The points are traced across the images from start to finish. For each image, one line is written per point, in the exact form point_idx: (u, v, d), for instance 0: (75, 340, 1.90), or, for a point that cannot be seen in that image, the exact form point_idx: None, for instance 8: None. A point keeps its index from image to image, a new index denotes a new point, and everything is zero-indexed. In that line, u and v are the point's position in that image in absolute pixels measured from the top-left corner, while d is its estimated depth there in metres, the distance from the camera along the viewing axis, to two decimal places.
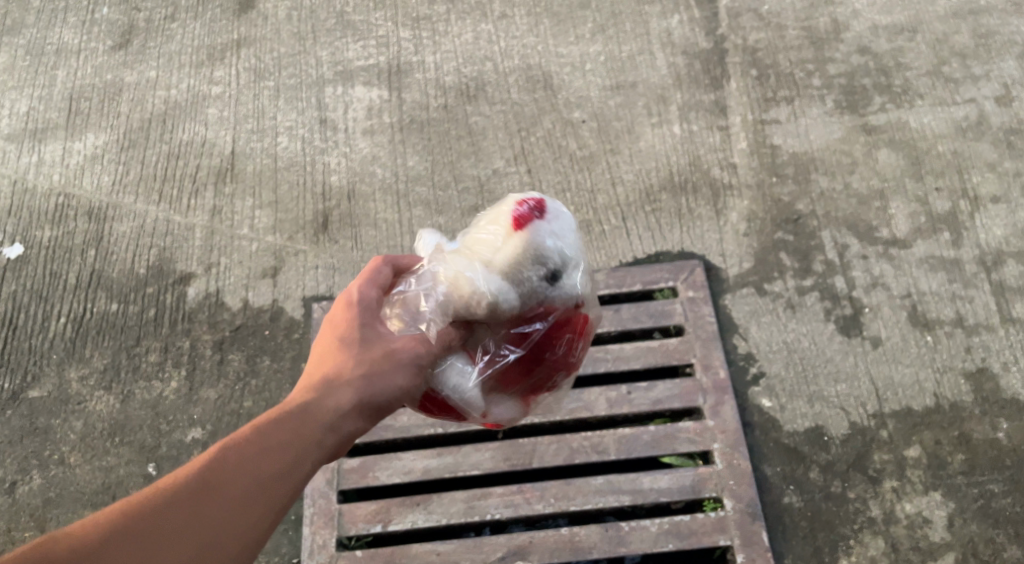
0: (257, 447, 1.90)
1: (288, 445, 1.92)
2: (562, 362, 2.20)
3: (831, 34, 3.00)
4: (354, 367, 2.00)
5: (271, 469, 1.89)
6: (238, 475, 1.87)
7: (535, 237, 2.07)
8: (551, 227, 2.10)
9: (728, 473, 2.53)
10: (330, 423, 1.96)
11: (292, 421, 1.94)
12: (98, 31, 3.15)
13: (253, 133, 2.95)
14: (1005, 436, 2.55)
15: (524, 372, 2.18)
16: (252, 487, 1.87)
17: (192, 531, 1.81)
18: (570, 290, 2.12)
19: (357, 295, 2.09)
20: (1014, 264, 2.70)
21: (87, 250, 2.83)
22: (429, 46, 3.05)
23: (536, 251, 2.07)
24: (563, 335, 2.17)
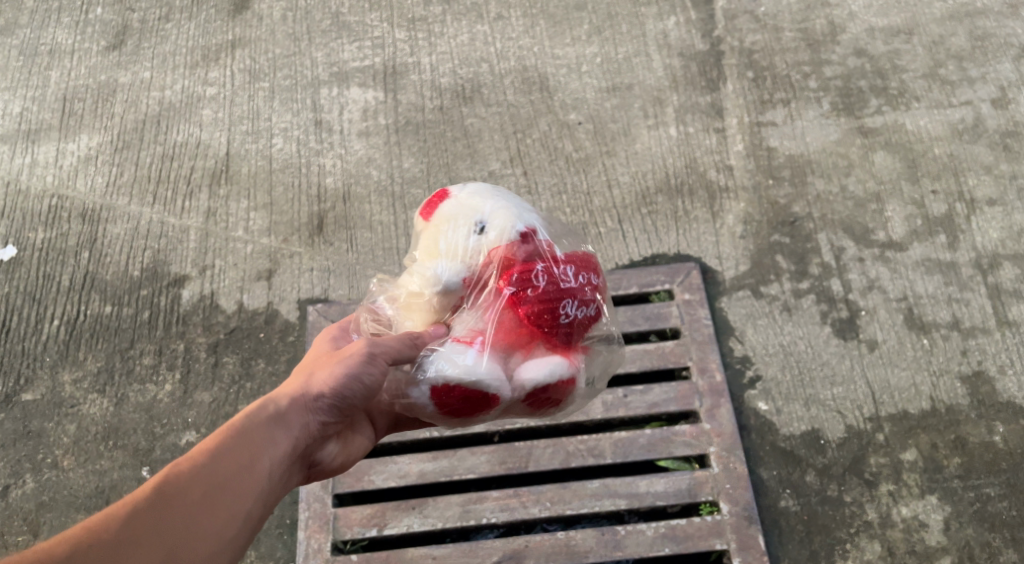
0: (208, 450, 1.90)
1: (237, 443, 1.92)
2: (553, 295, 2.02)
3: (827, 36, 3.00)
4: (302, 374, 2.04)
5: (224, 468, 1.89)
6: (191, 477, 1.86)
7: (442, 215, 2.09)
8: (458, 199, 2.10)
9: (724, 477, 2.52)
10: (282, 421, 1.97)
11: (241, 423, 1.95)
12: (92, 31, 3.13)
13: (248, 134, 2.94)
14: (1001, 440, 2.54)
15: (530, 326, 2.01)
16: (206, 487, 1.86)
17: (150, 535, 1.79)
18: (500, 231, 2.05)
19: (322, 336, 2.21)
20: (1010, 267, 2.69)
21: (81, 252, 2.81)
22: (425, 47, 3.04)
23: (448, 221, 2.07)
24: (532, 269, 2.03)
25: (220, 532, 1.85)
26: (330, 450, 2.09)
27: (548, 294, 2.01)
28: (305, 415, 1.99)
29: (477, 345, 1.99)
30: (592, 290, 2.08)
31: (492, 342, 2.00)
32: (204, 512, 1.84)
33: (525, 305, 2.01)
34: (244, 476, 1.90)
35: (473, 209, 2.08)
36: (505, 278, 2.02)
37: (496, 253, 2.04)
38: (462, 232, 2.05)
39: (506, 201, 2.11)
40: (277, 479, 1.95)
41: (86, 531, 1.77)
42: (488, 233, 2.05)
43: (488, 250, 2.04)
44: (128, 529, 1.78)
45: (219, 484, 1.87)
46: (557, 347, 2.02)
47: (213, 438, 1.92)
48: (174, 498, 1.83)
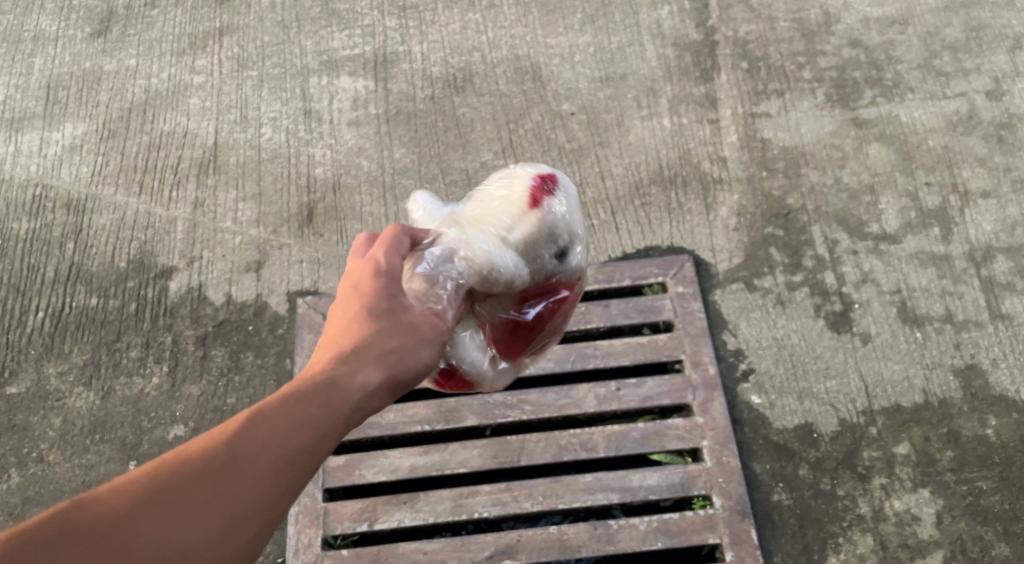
0: (287, 424, 1.79)
1: (314, 421, 1.81)
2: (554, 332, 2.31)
3: (822, 27, 2.98)
4: (379, 343, 1.91)
5: (300, 445, 1.79)
6: (265, 451, 1.76)
7: (547, 211, 2.17)
8: (562, 203, 2.21)
9: (717, 471, 2.50)
10: (360, 401, 1.87)
11: (323, 399, 1.83)
12: (77, 17, 3.08)
13: (237, 124, 2.90)
14: (993, 433, 2.53)
15: (523, 344, 2.26)
16: (281, 463, 1.77)
17: (223, 513, 1.71)
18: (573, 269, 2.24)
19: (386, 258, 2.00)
20: (1004, 260, 2.68)
21: (66, 243, 2.77)
22: (416, 35, 3.00)
23: (551, 228, 2.17)
24: (564, 307, 2.26)
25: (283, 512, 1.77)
26: None
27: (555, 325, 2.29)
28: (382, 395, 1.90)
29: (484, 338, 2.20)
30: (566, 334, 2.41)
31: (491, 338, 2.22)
32: (275, 489, 1.76)
33: (534, 328, 2.24)
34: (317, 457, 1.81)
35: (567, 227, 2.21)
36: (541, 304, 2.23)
37: (558, 279, 2.22)
38: (552, 248, 2.18)
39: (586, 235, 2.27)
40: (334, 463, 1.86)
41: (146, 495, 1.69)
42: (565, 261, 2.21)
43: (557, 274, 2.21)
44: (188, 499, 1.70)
45: (294, 463, 1.78)
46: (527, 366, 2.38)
47: (291, 410, 1.80)
48: (254, 475, 1.74)
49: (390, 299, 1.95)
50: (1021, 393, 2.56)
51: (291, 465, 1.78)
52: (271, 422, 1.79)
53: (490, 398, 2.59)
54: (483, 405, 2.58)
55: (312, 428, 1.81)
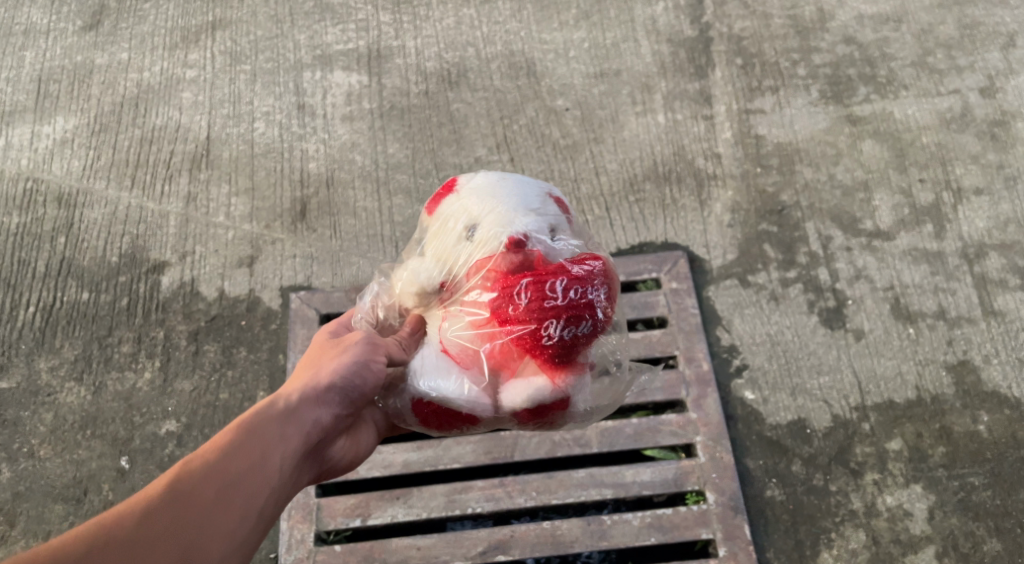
0: (221, 448, 1.89)
1: (250, 440, 1.91)
2: (536, 314, 2.00)
3: (816, 24, 2.98)
4: (310, 368, 2.06)
5: (239, 466, 1.88)
6: (205, 477, 1.85)
7: (442, 212, 2.13)
8: (455, 199, 2.12)
9: (711, 467, 2.50)
10: (292, 417, 1.97)
11: (253, 422, 1.94)
12: (68, 10, 3.06)
13: (230, 118, 2.88)
14: (985, 429, 2.54)
15: (517, 346, 2.02)
16: (220, 486, 1.85)
17: (175, 537, 1.78)
18: (485, 242, 2.06)
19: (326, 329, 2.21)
20: (996, 257, 2.69)
21: (57, 237, 2.75)
22: (410, 30, 2.99)
23: (447, 226, 2.10)
24: (520, 285, 2.02)
25: (237, 533, 1.84)
26: (341, 446, 2.10)
27: (530, 313, 2.00)
28: (317, 410, 2.00)
29: (458, 364, 2.06)
30: (596, 310, 2.03)
31: (475, 363, 2.05)
32: (221, 510, 1.84)
33: (510, 323, 2.02)
34: (258, 475, 1.89)
35: (469, 211, 2.09)
36: (490, 295, 2.03)
37: (478, 264, 2.05)
38: (455, 238, 2.08)
39: (511, 204, 2.09)
40: (286, 478, 1.93)
41: (102, 533, 1.75)
42: (474, 244, 2.07)
43: (472, 260, 2.06)
44: (135, 536, 1.76)
45: (236, 484, 1.87)
46: (562, 368, 2.02)
47: (224, 438, 1.91)
48: (197, 497, 1.83)
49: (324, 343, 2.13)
50: (1013, 390, 2.57)
51: (234, 484, 1.87)
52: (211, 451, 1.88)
53: None
54: None
55: (246, 447, 1.90)
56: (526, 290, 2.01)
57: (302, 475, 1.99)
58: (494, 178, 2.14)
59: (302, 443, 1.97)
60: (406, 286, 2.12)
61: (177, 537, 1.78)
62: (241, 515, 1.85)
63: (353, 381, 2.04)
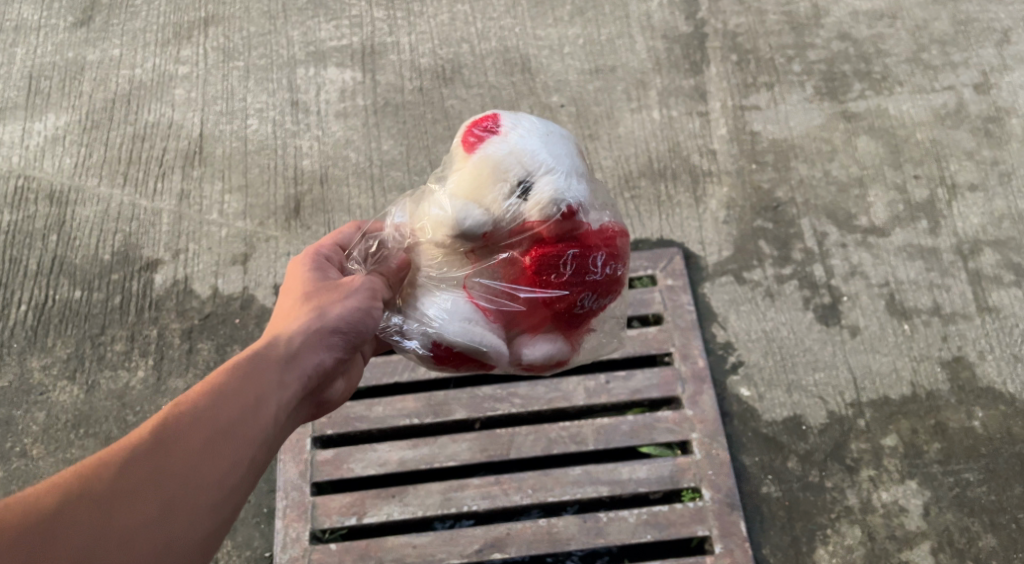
0: (213, 391, 1.83)
1: (245, 384, 1.85)
2: (577, 286, 1.99)
3: (811, 20, 2.97)
4: (306, 303, 1.99)
5: (233, 411, 1.82)
6: (196, 421, 1.79)
7: (487, 152, 1.99)
8: (501, 140, 2.00)
9: (707, 463, 2.50)
10: (290, 360, 1.91)
11: (250, 364, 1.88)
12: (59, 7, 3.04)
13: (223, 115, 2.86)
14: (980, 425, 2.54)
15: (549, 310, 2.02)
16: (214, 430, 1.79)
17: (163, 484, 1.73)
18: (542, 197, 1.97)
19: (304, 258, 2.11)
20: (991, 253, 2.69)
21: (49, 235, 2.73)
22: (404, 26, 2.97)
23: (498, 169, 1.97)
24: (567, 255, 1.98)
25: (229, 479, 1.78)
26: (336, 386, 2.09)
27: (571, 284, 1.99)
28: (317, 353, 1.95)
29: (485, 315, 2.02)
30: (621, 282, 2.07)
31: (501, 317, 2.03)
32: (214, 456, 1.78)
33: (548, 289, 2.00)
34: (253, 420, 1.84)
35: (522, 160, 1.98)
36: (533, 257, 1.99)
37: (529, 223, 1.98)
38: (506, 187, 1.97)
39: (562, 163, 2.01)
40: (281, 424, 1.89)
41: (88, 479, 1.70)
42: (529, 198, 1.97)
43: (524, 217, 1.97)
44: (121, 483, 1.71)
45: (229, 428, 1.81)
46: (579, 331, 2.07)
47: (216, 380, 1.84)
48: (187, 441, 1.77)
49: (315, 274, 2.05)
50: (1007, 386, 2.57)
51: (228, 429, 1.81)
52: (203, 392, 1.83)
53: (480, 391, 2.58)
54: (472, 399, 2.57)
55: (242, 390, 1.85)
56: (572, 261, 1.98)
57: (297, 417, 1.95)
58: (540, 127, 2.03)
59: (301, 387, 1.92)
60: (444, 227, 2.00)
61: (167, 485, 1.73)
62: (235, 463, 1.80)
63: (354, 324, 1.99)
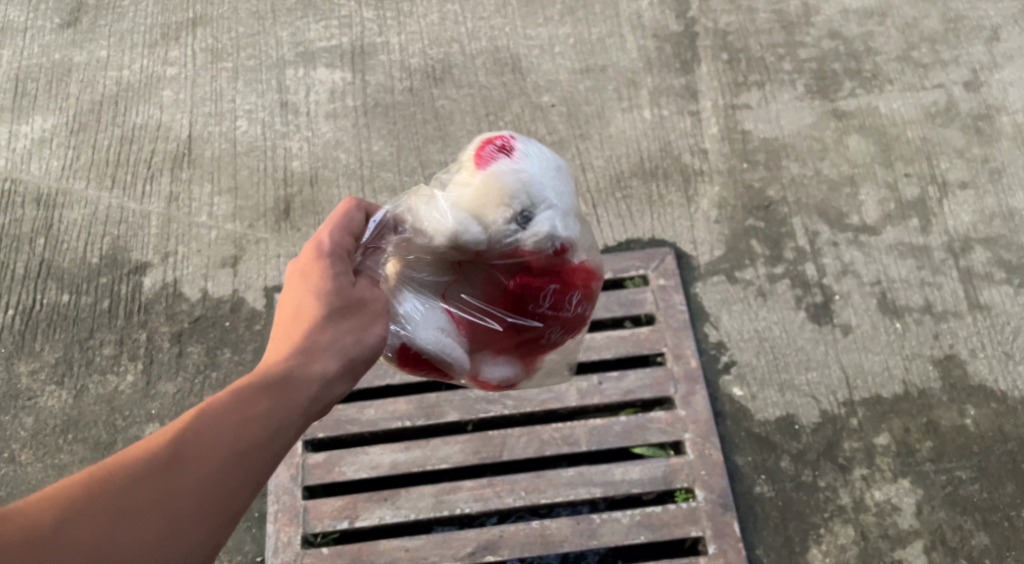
0: (236, 413, 1.77)
1: (268, 409, 1.80)
2: (550, 321, 2.02)
3: (801, 18, 2.97)
4: (330, 322, 1.90)
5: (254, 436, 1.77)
6: (215, 445, 1.73)
7: (494, 172, 1.92)
8: (512, 163, 1.93)
9: (700, 464, 2.49)
10: (313, 386, 1.86)
11: (278, 388, 1.82)
12: (45, 8, 3.01)
13: (211, 117, 2.84)
14: (972, 423, 2.54)
15: (516, 337, 2.04)
16: (236, 457, 1.74)
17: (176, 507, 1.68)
18: (541, 233, 1.92)
19: (323, 249, 1.96)
20: (982, 251, 2.69)
21: (36, 238, 2.71)
22: (394, 26, 2.96)
23: (503, 193, 1.91)
24: (548, 289, 1.99)
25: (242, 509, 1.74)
26: None
27: (545, 317, 2.01)
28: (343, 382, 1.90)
29: (456, 328, 2.02)
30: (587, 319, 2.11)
31: (470, 333, 2.03)
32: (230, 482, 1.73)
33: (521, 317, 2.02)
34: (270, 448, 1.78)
35: (528, 189, 1.92)
36: (517, 283, 1.98)
37: (522, 252, 1.94)
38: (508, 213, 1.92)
39: (564, 198, 1.97)
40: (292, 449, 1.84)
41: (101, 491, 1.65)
42: (527, 229, 1.92)
43: (519, 247, 1.93)
44: (132, 499, 1.65)
45: (251, 455, 1.75)
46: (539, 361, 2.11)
47: (238, 400, 1.78)
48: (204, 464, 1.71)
49: (337, 278, 1.93)
50: (999, 383, 2.57)
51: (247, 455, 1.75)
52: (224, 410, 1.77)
53: (472, 393, 2.57)
54: (464, 401, 2.56)
55: (269, 415, 1.79)
56: (552, 294, 2.00)
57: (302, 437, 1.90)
58: (552, 160, 1.98)
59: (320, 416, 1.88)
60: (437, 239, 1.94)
61: (182, 509, 1.68)
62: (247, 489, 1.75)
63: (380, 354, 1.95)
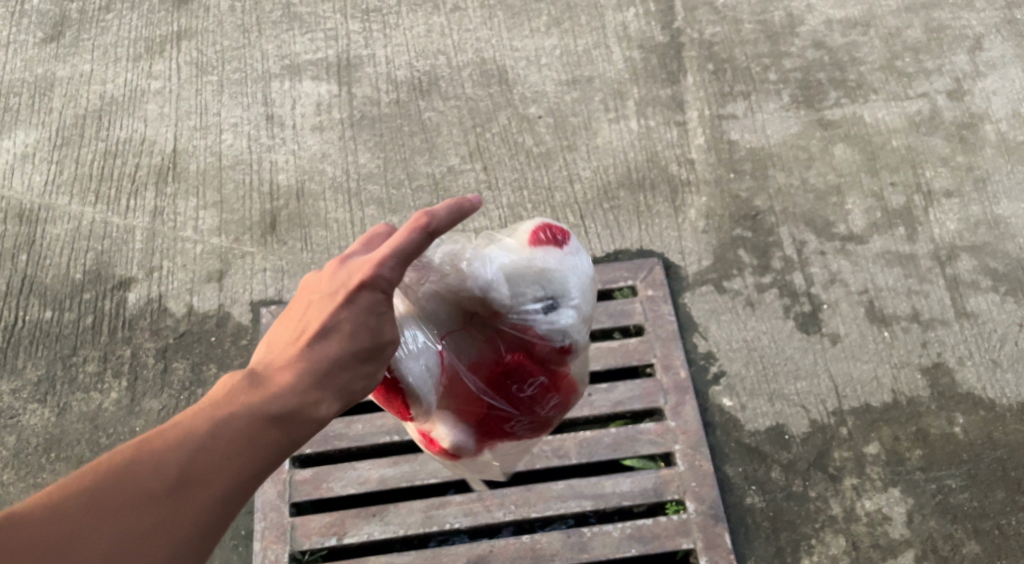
0: (235, 450, 1.70)
1: (267, 453, 1.72)
2: (523, 409, 2.08)
3: (786, 28, 2.98)
4: (348, 366, 1.79)
5: (246, 477, 1.70)
6: (208, 480, 1.67)
7: (543, 251, 1.99)
8: (557, 252, 2.00)
9: (690, 475, 2.48)
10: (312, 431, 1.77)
11: (282, 429, 1.73)
12: (28, 22, 2.99)
13: (197, 130, 2.82)
14: (961, 431, 2.54)
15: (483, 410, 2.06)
16: (227, 498, 1.68)
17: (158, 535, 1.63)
18: (556, 325, 1.99)
19: (367, 274, 1.79)
20: (967, 259, 2.70)
21: (18, 254, 2.68)
22: (380, 39, 2.95)
23: (541, 272, 1.98)
24: (537, 377, 2.06)
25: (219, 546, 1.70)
26: None
27: (518, 402, 2.07)
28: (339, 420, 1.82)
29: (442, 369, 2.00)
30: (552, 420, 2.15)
31: (449, 386, 2.02)
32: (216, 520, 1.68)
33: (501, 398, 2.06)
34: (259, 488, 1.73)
35: (562, 279, 1.99)
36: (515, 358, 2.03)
37: (533, 335, 2.00)
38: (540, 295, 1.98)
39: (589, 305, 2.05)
40: None
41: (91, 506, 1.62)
42: (548, 317, 1.98)
43: (535, 329, 1.99)
44: (123, 519, 1.62)
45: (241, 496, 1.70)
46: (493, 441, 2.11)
47: (239, 435, 1.71)
48: (192, 497, 1.66)
49: (371, 313, 1.80)
50: (987, 391, 2.57)
51: (238, 496, 1.69)
52: (223, 444, 1.69)
53: None
54: None
55: (265, 461, 1.72)
56: (534, 383, 2.06)
57: None
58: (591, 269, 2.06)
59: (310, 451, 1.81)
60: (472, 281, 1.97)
61: (164, 543, 1.63)
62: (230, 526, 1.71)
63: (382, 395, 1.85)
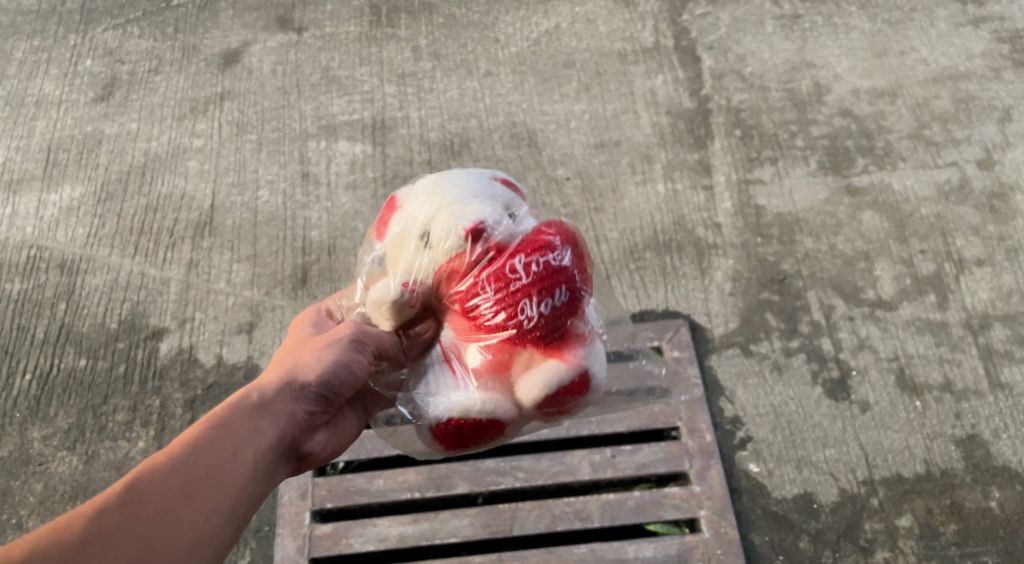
0: (199, 442, 1.91)
1: (224, 436, 1.93)
2: (513, 299, 1.97)
3: (813, 97, 3.02)
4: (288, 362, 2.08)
5: (214, 461, 1.90)
6: (179, 471, 1.87)
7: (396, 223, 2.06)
8: (433, 193, 2.04)
9: (715, 542, 2.44)
10: (268, 410, 2.00)
11: (223, 416, 1.96)
12: (80, 83, 3.13)
13: (234, 186, 2.91)
14: (998, 505, 2.48)
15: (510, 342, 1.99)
16: (187, 478, 1.87)
17: (148, 529, 1.81)
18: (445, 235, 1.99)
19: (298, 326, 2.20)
20: (1001, 328, 2.66)
21: (57, 303, 2.75)
22: (414, 101, 3.04)
23: (402, 242, 2.03)
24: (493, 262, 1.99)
25: (209, 524, 1.86)
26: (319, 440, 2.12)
27: (509, 299, 1.98)
28: (291, 403, 2.03)
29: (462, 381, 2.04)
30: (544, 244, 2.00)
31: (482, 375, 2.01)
32: (196, 504, 1.86)
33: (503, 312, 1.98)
34: (234, 469, 1.91)
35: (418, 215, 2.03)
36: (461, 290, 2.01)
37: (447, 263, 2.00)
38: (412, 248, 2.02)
39: (475, 187, 2.04)
40: (257, 472, 1.95)
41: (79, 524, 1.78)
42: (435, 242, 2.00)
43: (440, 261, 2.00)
44: (109, 527, 1.79)
45: (207, 474, 1.89)
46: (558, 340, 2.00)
47: (200, 432, 1.93)
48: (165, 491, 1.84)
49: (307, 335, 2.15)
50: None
51: (211, 477, 1.89)
52: (187, 442, 1.91)
53: (482, 464, 2.54)
54: (475, 472, 2.53)
55: (229, 445, 1.93)
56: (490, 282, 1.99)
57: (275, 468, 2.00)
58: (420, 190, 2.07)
59: (277, 437, 1.99)
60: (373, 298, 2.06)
61: (153, 534, 1.81)
62: (214, 508, 1.87)
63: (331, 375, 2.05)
